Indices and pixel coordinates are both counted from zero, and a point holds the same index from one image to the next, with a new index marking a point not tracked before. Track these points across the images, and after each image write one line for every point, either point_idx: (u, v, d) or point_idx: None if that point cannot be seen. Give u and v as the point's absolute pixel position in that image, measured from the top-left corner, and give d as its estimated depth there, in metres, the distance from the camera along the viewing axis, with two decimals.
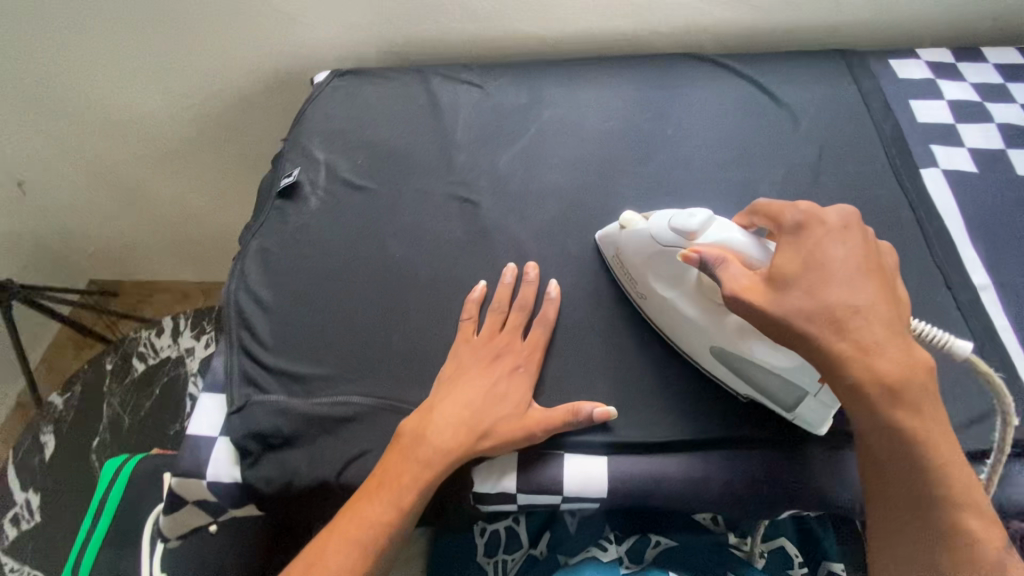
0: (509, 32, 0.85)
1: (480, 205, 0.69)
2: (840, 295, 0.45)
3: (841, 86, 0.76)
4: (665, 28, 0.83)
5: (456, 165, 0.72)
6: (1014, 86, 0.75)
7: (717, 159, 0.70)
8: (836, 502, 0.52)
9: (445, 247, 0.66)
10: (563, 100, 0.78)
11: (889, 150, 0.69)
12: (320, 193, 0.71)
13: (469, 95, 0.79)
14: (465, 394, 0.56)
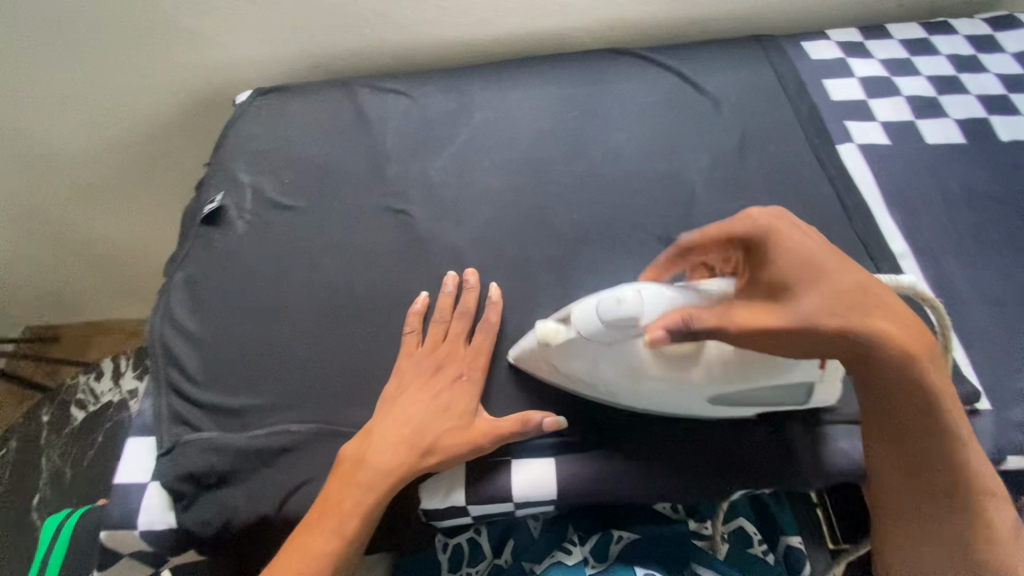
0: (425, 39, 0.84)
1: (414, 215, 0.68)
2: (848, 285, 0.44)
3: (761, 71, 0.75)
4: (587, 25, 0.83)
5: (388, 176, 0.72)
6: (920, 59, 0.75)
7: (646, 151, 0.69)
8: (780, 477, 0.53)
9: (382, 259, 0.66)
10: (492, 102, 0.76)
11: (808, 132, 0.70)
12: (247, 217, 0.73)
13: (397, 104, 0.78)
14: (406, 412, 0.55)
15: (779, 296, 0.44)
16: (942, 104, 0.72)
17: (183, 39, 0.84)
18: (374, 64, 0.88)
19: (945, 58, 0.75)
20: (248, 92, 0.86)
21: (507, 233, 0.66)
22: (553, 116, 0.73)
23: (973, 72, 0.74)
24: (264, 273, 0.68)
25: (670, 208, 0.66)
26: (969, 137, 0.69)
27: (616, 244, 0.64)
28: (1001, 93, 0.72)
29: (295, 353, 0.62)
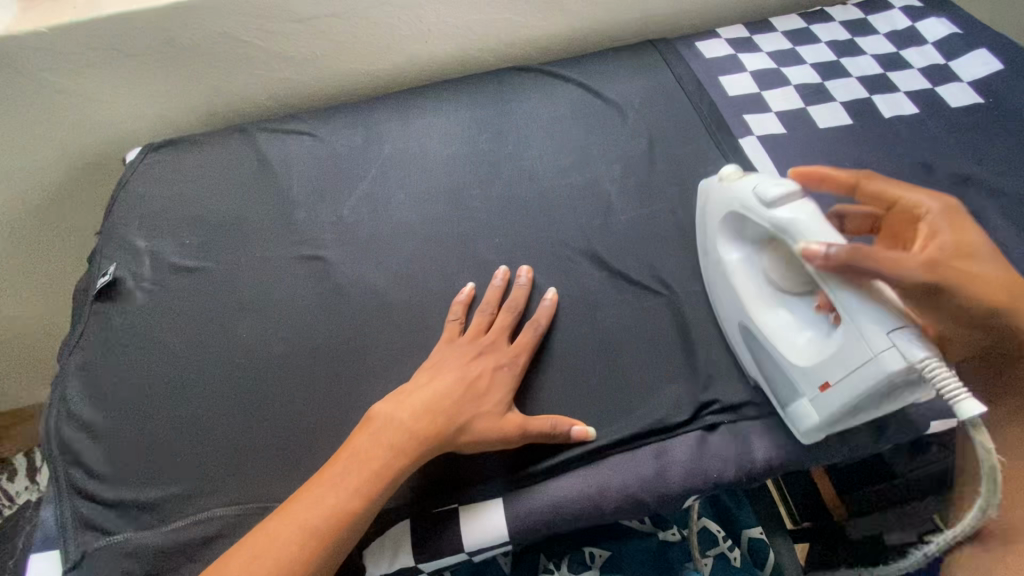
0: (321, 74, 0.79)
1: (329, 260, 0.63)
2: (991, 276, 0.44)
3: (661, 72, 0.75)
4: (489, 45, 0.78)
5: (296, 223, 0.67)
6: (803, 48, 0.76)
7: (559, 166, 0.67)
8: (728, 481, 0.52)
9: (296, 313, 0.61)
10: (397, 132, 0.72)
11: (709, 126, 0.70)
12: (147, 286, 0.65)
13: (300, 145, 0.73)
14: (445, 383, 0.52)
15: (964, 260, 0.43)
16: (828, 88, 0.72)
17: (55, 99, 0.76)
18: (270, 104, 0.81)
19: (824, 45, 0.76)
20: (137, 150, 0.78)
21: (423, 268, 0.61)
22: (465, 137, 0.69)
23: (852, 55, 0.75)
24: (170, 347, 0.61)
25: (587, 222, 0.65)
26: (856, 117, 0.69)
27: (539, 267, 0.61)
28: (879, 73, 0.73)
29: (210, 433, 0.56)
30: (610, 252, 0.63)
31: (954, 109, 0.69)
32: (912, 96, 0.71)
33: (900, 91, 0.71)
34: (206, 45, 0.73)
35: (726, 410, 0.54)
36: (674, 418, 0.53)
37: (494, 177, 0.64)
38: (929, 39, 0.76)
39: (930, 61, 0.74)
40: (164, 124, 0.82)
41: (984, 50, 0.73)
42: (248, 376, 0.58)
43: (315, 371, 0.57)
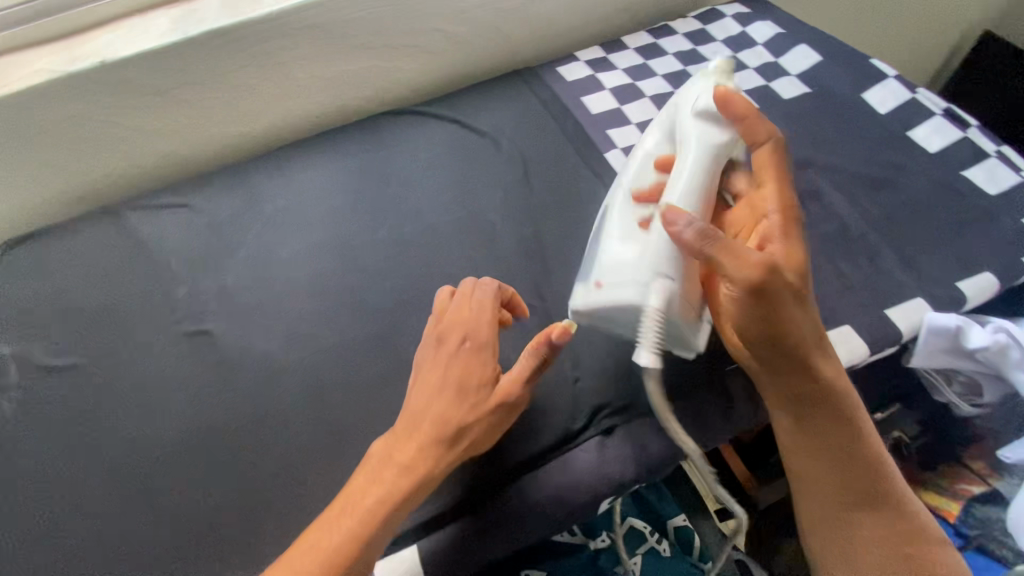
0: (209, 140, 0.86)
1: (215, 332, 0.66)
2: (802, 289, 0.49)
3: (528, 102, 0.87)
4: (359, 93, 0.91)
5: (178, 299, 0.69)
6: (653, 62, 0.91)
7: (443, 201, 0.76)
8: (629, 481, 0.57)
9: (186, 388, 0.63)
10: (278, 188, 0.78)
11: (576, 144, 0.81)
12: (15, 395, 0.64)
13: (175, 219, 0.76)
14: (421, 405, 0.52)
15: (787, 260, 0.49)
16: (680, 96, 0.85)
17: None
18: (157, 174, 0.87)
19: (671, 56, 0.91)
20: None
21: (324, 311, 0.67)
22: (349, 188, 0.78)
23: (696, 63, 0.89)
24: (49, 451, 0.61)
25: (475, 251, 0.71)
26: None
27: (430, 303, 0.67)
28: (720, 76, 0.87)
29: (109, 514, 0.57)
30: (499, 279, 0.68)
31: (786, 100, 0.82)
32: (750, 94, 0.84)
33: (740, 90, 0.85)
34: (101, 118, 0.78)
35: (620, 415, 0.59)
36: (576, 426, 0.59)
37: (380, 220, 0.74)
38: (759, 40, 0.91)
39: (762, 60, 0.88)
40: (27, 212, 0.83)
41: (803, 46, 0.88)
42: (144, 456, 0.60)
43: (207, 447, 0.60)
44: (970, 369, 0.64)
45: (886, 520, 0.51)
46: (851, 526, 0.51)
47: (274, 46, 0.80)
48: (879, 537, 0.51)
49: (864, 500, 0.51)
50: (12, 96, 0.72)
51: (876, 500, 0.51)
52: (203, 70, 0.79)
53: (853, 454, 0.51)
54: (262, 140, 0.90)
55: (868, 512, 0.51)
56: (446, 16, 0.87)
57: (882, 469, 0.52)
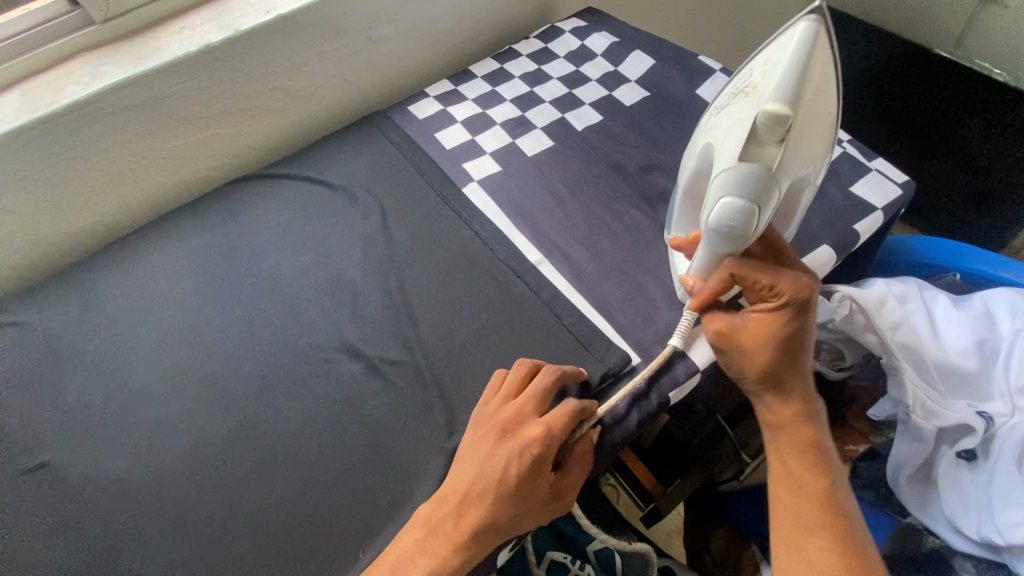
0: (38, 243, 0.79)
1: (57, 462, 0.60)
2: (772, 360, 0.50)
3: (381, 147, 0.85)
4: (205, 166, 0.86)
5: (12, 433, 0.62)
6: (500, 87, 0.91)
7: (301, 268, 0.73)
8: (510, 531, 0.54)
9: (28, 536, 0.56)
10: (118, 287, 0.72)
11: (433, 182, 0.80)
12: None
13: (3, 341, 0.69)
14: (490, 505, 0.49)
15: (758, 339, 0.50)
16: (529, 118, 0.86)
17: None
18: None
19: (518, 78, 0.92)
20: None
21: (180, 413, 0.62)
22: (199, 273, 0.73)
23: (541, 83, 0.91)
24: None
25: (339, 315, 0.68)
26: (555, 137, 0.83)
27: (294, 381, 0.63)
28: (565, 92, 0.89)
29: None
30: (365, 340, 0.66)
31: (627, 107, 0.85)
32: (595, 106, 0.86)
33: (584, 104, 0.86)
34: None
35: None
36: None
37: (234, 303, 0.70)
38: (597, 51, 0.93)
39: (602, 71, 0.91)
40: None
41: (638, 52, 0.91)
42: None
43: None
44: (828, 336, 0.69)
45: (842, 554, 0.43)
46: (800, 551, 0.45)
47: (88, 135, 0.75)
48: (818, 564, 0.43)
49: (817, 528, 0.45)
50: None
51: (838, 529, 0.45)
52: (10, 174, 0.72)
53: (811, 482, 0.47)
54: (102, 233, 0.84)
55: (822, 540, 0.44)
56: (280, 74, 0.84)
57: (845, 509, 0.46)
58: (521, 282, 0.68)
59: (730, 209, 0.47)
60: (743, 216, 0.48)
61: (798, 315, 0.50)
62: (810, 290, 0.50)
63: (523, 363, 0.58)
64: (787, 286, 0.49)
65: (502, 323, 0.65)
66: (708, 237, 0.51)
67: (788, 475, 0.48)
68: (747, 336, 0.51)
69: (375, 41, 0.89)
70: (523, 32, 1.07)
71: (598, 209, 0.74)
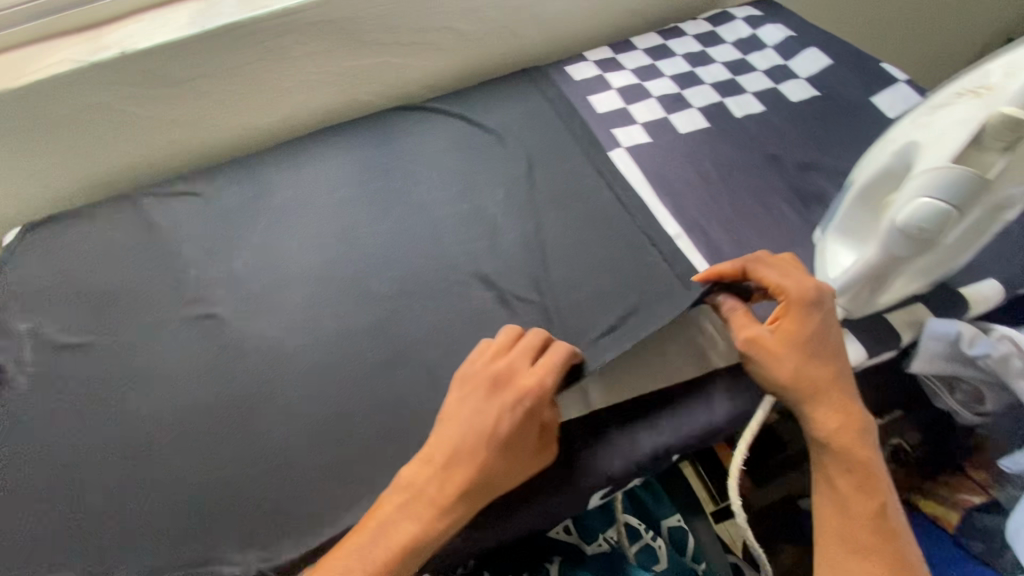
0: (222, 131, 0.89)
1: (222, 317, 0.68)
2: (812, 374, 0.53)
3: (535, 99, 0.87)
4: (370, 91, 0.93)
5: (186, 284, 0.71)
6: (661, 63, 0.90)
7: (447, 197, 0.77)
8: (612, 473, 0.56)
9: (189, 374, 0.64)
10: (287, 181, 0.80)
11: (580, 141, 0.81)
12: (30, 371, 0.65)
13: (188, 206, 0.79)
14: (472, 462, 0.50)
15: (792, 354, 0.53)
16: (686, 96, 0.85)
17: None
18: (171, 164, 0.90)
19: (680, 56, 0.91)
20: (16, 229, 0.80)
21: (326, 300, 0.68)
22: (356, 183, 0.80)
23: (705, 64, 0.89)
24: (54, 429, 0.62)
25: (477, 247, 0.72)
26: (711, 119, 0.81)
27: (429, 296, 0.68)
28: (729, 77, 0.86)
29: (110, 489, 0.58)
30: (497, 272, 0.69)
31: (793, 103, 0.82)
32: (758, 97, 0.83)
33: (747, 92, 0.84)
34: (119, 107, 0.81)
35: (611, 403, 0.59)
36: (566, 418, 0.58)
37: (384, 215, 0.76)
38: (768, 42, 0.90)
39: (771, 63, 0.88)
40: (50, 197, 0.87)
41: (813, 50, 0.88)
42: (146, 436, 0.61)
43: (207, 430, 0.61)
44: (973, 377, 0.62)
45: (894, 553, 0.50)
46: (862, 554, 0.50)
47: (285, 41, 0.82)
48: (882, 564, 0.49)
49: (873, 525, 0.50)
50: (36, 86, 0.75)
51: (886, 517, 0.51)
52: (220, 63, 0.81)
53: (856, 474, 0.52)
54: (272, 133, 0.92)
55: (880, 534, 0.50)
56: (455, 15, 0.89)
57: (895, 525, 0.51)
58: (656, 252, 0.69)
59: (929, 207, 0.46)
60: (941, 218, 0.46)
61: (818, 320, 0.54)
62: (818, 289, 0.55)
63: (509, 328, 0.58)
64: (800, 292, 0.54)
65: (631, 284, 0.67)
66: (890, 236, 0.49)
67: (840, 471, 0.53)
68: (777, 351, 0.53)
69: None
70: (689, 13, 1.05)
71: (745, 197, 0.72)
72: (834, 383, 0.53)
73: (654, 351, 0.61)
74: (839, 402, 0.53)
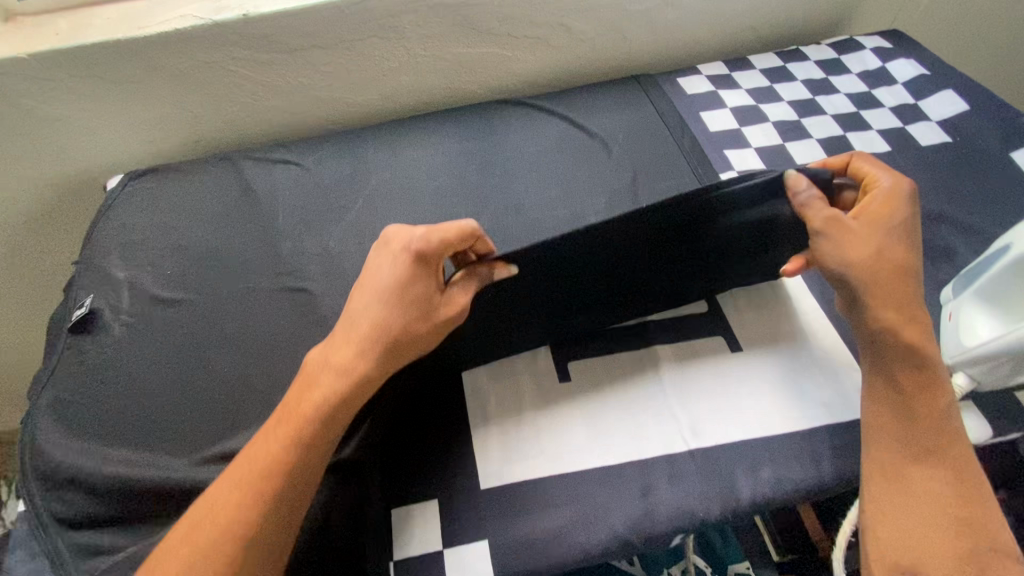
0: (325, 102, 0.89)
1: (313, 292, 0.67)
2: (890, 259, 0.52)
3: (643, 109, 0.84)
4: (473, 80, 0.92)
5: (281, 254, 0.71)
6: (780, 86, 0.86)
7: (546, 199, 0.75)
8: (706, 516, 0.51)
9: (277, 344, 0.64)
10: (386, 162, 0.80)
11: (690, 158, 0.78)
12: (125, 318, 0.66)
13: (287, 174, 0.79)
14: (370, 319, 0.49)
15: (876, 236, 0.52)
16: (805, 126, 0.80)
17: (56, 123, 0.81)
18: (271, 129, 0.91)
19: (800, 82, 0.86)
20: (118, 177, 0.82)
21: None
22: (455, 173, 0.78)
23: (827, 94, 0.84)
24: (144, 381, 0.62)
25: None
26: (831, 153, 0.77)
27: None
28: (852, 111, 0.82)
29: (191, 452, 0.57)
30: None
31: (922, 146, 0.77)
32: (883, 134, 0.79)
33: (872, 128, 0.79)
34: (231, 68, 0.81)
35: (712, 439, 0.55)
36: (660, 447, 0.54)
37: (481, 210, 0.74)
38: (898, 78, 0.85)
39: (900, 100, 0.83)
40: (152, 148, 0.88)
41: (948, 91, 0.82)
42: (231, 401, 0.60)
43: None
44: None
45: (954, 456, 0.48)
46: (922, 459, 0.48)
47: (402, 20, 0.81)
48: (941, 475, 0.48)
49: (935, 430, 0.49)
50: (156, 37, 0.76)
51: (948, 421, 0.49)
52: (333, 35, 0.80)
53: (922, 376, 0.51)
54: (371, 111, 0.92)
55: (941, 438, 0.49)
56: (572, 12, 0.86)
57: (955, 432, 0.50)
58: (764, 286, 0.65)
59: None
60: None
61: (905, 214, 0.53)
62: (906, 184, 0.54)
63: None
64: (887, 187, 0.54)
65: (737, 317, 0.63)
66: None
67: (903, 370, 0.51)
68: (864, 237, 0.52)
69: (669, 6, 0.88)
70: (808, 37, 1.00)
71: None
72: (905, 272, 0.53)
73: (759, 392, 0.57)
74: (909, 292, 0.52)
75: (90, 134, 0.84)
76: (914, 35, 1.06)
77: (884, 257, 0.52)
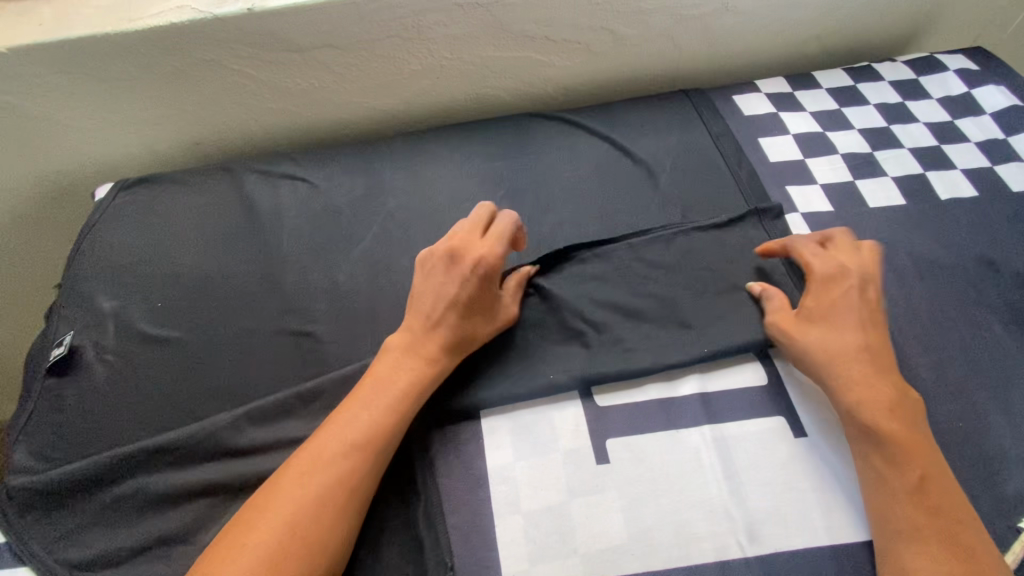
0: (338, 106, 0.80)
1: (319, 336, 0.60)
2: (829, 346, 0.53)
3: (694, 132, 0.75)
4: (503, 86, 0.82)
5: (285, 288, 0.63)
6: (849, 110, 0.76)
7: (583, 235, 0.66)
8: None
9: None
10: (404, 182, 0.72)
11: (748, 193, 0.68)
12: (109, 359, 0.59)
13: (294, 192, 0.71)
14: (445, 321, 0.54)
15: (816, 330, 0.54)
16: (879, 160, 0.71)
17: (40, 121, 0.73)
18: (276, 131, 0.82)
19: (873, 107, 0.76)
20: (107, 187, 0.74)
21: None
22: (481, 199, 0.70)
23: (903, 123, 0.75)
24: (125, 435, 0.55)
25: None
26: (908, 195, 0.68)
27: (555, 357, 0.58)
28: (933, 144, 0.72)
29: (176, 528, 0.49)
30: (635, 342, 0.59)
31: (1014, 192, 0.67)
32: (968, 175, 0.69)
33: (956, 167, 0.70)
34: (234, 67, 0.72)
35: (771, 544, 0.48)
36: (711, 550, 0.48)
37: None
38: (984, 108, 0.75)
39: (987, 134, 0.73)
40: (147, 149, 0.80)
41: None
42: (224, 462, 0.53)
43: None
44: None
45: (941, 535, 0.44)
46: (913, 537, 0.45)
47: (427, 19, 0.71)
48: (934, 555, 0.44)
49: (918, 509, 0.46)
50: (151, 31, 0.67)
51: (928, 496, 0.46)
52: (350, 34, 0.71)
53: (895, 452, 0.48)
54: (389, 117, 0.83)
55: (925, 517, 0.45)
56: (619, 16, 0.76)
57: (940, 501, 0.46)
58: None
59: None
60: None
61: (843, 293, 0.55)
62: (847, 267, 0.56)
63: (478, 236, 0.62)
64: (823, 272, 0.56)
65: (802, 394, 0.55)
66: None
67: (873, 446, 0.48)
68: (794, 325, 0.55)
69: (729, 12, 0.77)
70: (879, 50, 0.89)
71: (947, 307, 0.59)
72: (855, 355, 0.52)
73: (826, 488, 0.50)
74: (862, 371, 0.51)
75: (79, 135, 0.76)
76: (996, 50, 0.95)
77: (822, 349, 0.53)
